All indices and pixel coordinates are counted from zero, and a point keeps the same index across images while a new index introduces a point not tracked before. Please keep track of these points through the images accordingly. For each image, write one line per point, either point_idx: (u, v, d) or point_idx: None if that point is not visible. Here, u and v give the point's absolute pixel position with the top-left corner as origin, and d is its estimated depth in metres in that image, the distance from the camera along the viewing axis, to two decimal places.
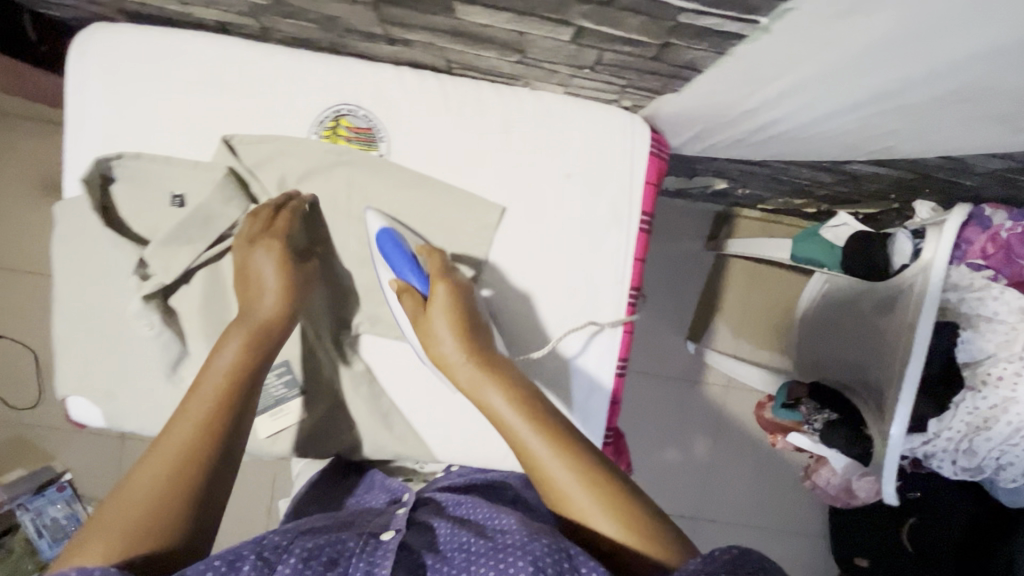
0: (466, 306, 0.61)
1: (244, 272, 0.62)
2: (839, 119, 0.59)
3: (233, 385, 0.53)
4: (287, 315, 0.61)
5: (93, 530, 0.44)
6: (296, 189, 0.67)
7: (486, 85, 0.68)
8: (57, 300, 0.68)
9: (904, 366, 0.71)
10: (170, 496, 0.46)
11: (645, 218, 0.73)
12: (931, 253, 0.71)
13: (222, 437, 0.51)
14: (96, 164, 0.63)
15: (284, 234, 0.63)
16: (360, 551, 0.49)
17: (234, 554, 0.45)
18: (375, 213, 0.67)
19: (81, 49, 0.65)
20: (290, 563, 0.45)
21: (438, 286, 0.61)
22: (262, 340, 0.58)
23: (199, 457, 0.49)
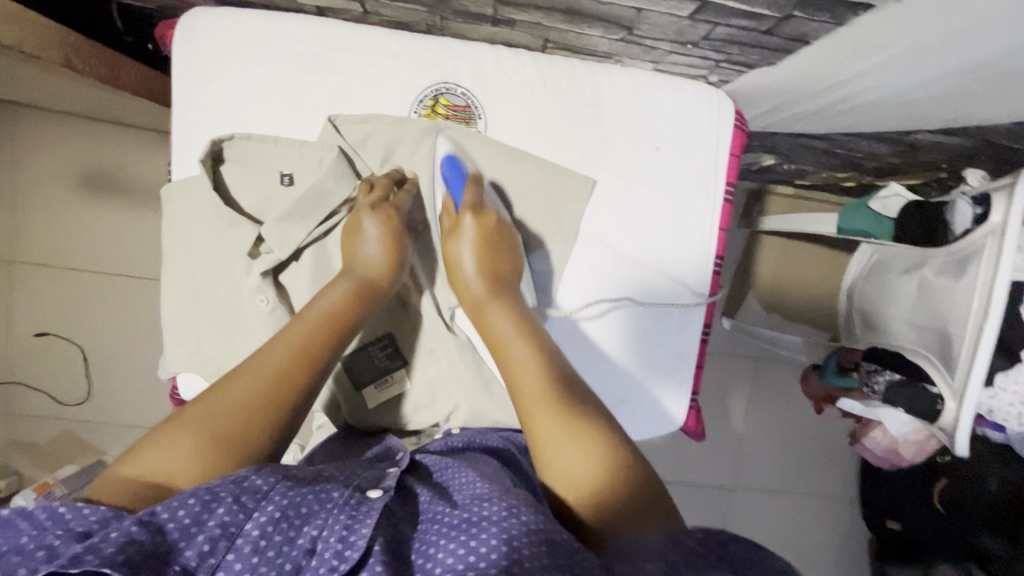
0: (488, 238, 0.64)
1: (352, 229, 0.64)
2: (929, 87, 0.62)
3: (331, 322, 0.56)
4: (389, 274, 0.63)
5: (182, 425, 0.45)
6: (400, 166, 0.70)
7: (579, 63, 0.71)
8: (169, 279, 0.69)
9: (981, 322, 0.75)
10: (259, 412, 0.47)
11: (729, 188, 0.75)
12: (1001, 215, 0.75)
13: (315, 374, 0.52)
14: (211, 144, 0.64)
15: (397, 209, 0.66)
16: (338, 505, 0.43)
17: (209, 494, 0.40)
18: (445, 137, 0.69)
19: (188, 33, 0.66)
20: (262, 516, 0.40)
21: (468, 216, 0.64)
22: (364, 294, 0.59)
23: (291, 386, 0.50)
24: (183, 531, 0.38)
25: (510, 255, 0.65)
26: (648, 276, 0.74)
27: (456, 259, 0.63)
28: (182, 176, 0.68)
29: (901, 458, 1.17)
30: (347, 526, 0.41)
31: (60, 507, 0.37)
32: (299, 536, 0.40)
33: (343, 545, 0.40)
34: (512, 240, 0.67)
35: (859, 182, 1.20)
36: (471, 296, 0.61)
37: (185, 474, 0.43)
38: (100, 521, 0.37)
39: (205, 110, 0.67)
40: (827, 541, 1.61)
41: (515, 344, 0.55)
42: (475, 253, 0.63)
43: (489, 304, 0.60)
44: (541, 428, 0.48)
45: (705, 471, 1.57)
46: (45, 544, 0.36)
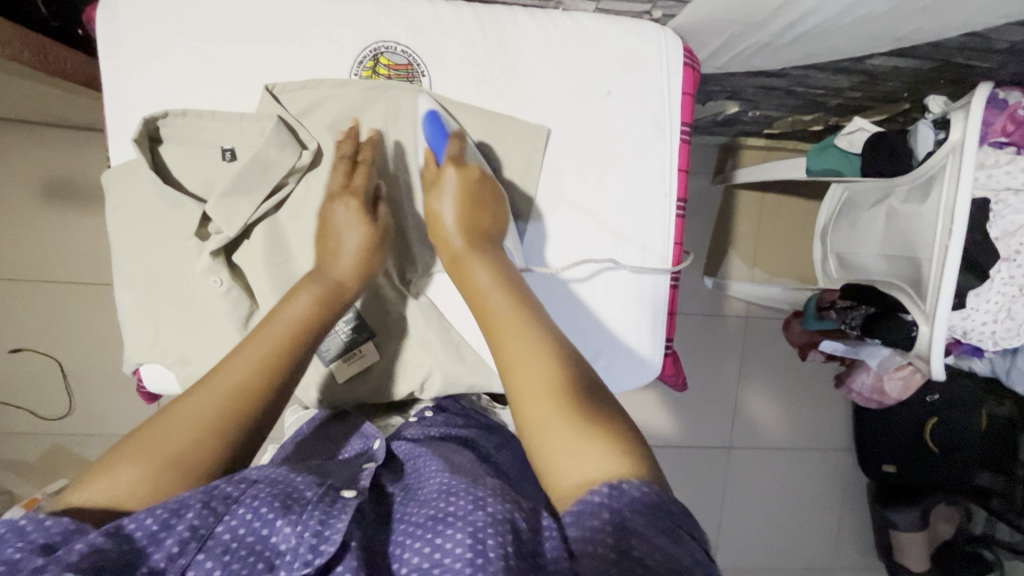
0: (474, 191, 0.63)
1: (324, 227, 0.63)
2: (872, 1, 0.61)
3: (299, 333, 0.53)
4: (359, 281, 0.61)
5: (133, 447, 0.42)
6: (378, 132, 0.67)
7: (519, 10, 0.69)
8: (120, 270, 0.68)
9: (946, 242, 0.75)
10: (215, 429, 0.45)
11: (685, 128, 0.74)
12: (960, 132, 0.74)
13: (276, 385, 0.49)
14: (144, 123, 0.62)
15: (359, 195, 0.64)
16: (314, 500, 0.42)
17: (177, 502, 0.39)
18: (427, 97, 0.67)
19: (109, 11, 0.63)
20: (239, 516, 0.39)
21: (449, 168, 0.63)
22: (332, 298, 0.58)
23: (249, 400, 0.47)
24: (150, 537, 0.37)
25: (493, 209, 0.64)
26: (613, 225, 0.73)
27: (436, 212, 0.63)
28: (120, 162, 0.66)
29: (886, 398, 1.16)
30: (322, 522, 0.40)
31: (19, 519, 0.36)
32: (275, 535, 0.39)
33: (317, 540, 0.39)
34: (498, 203, 0.64)
35: (825, 123, 1.19)
36: (451, 251, 0.61)
37: (137, 496, 0.41)
38: (67, 532, 0.37)
39: (134, 88, 0.64)
40: (826, 488, 1.62)
41: (489, 291, 0.55)
42: (454, 206, 0.62)
43: (466, 256, 0.59)
44: (510, 357, 0.48)
45: (701, 431, 1.57)
46: (6, 559, 0.34)
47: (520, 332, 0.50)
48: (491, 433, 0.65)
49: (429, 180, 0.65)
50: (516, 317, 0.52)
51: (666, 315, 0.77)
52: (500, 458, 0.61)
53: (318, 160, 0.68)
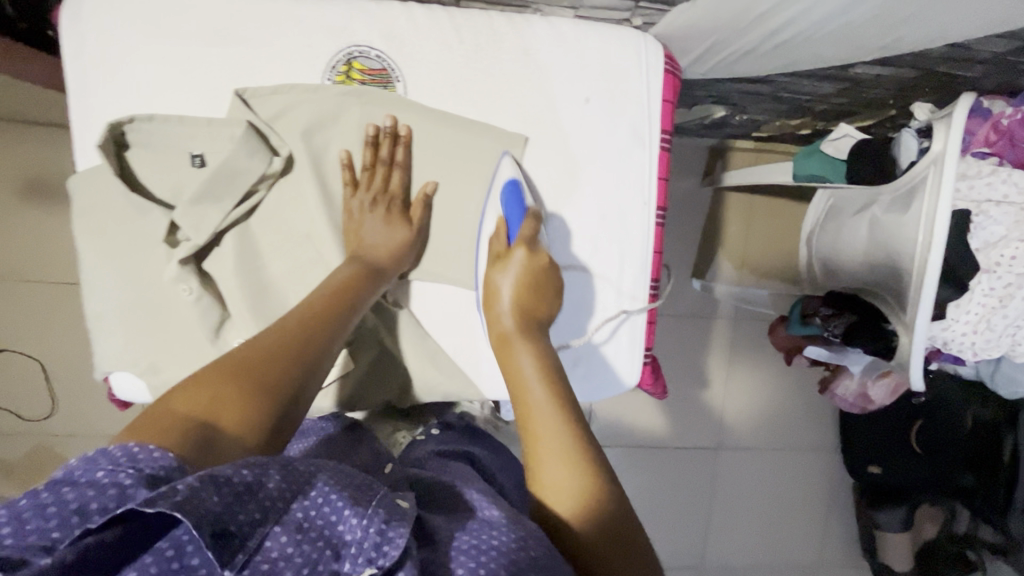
0: (541, 273, 0.61)
1: (352, 229, 0.66)
2: (852, 10, 0.60)
3: (344, 291, 0.58)
4: (398, 252, 0.66)
5: (217, 372, 0.43)
6: (394, 116, 0.67)
7: (496, 14, 0.67)
8: (87, 277, 0.66)
9: (925, 254, 0.74)
10: (288, 356, 0.48)
11: (665, 136, 0.73)
12: (942, 142, 0.74)
13: (334, 329, 0.54)
14: (109, 128, 0.61)
15: (394, 199, 0.67)
16: (381, 495, 0.38)
17: (263, 464, 0.35)
18: (510, 160, 0.68)
19: (72, 11, 0.62)
20: (312, 498, 0.35)
21: (520, 249, 0.61)
22: (375, 267, 0.63)
23: (315, 337, 0.51)
24: (250, 483, 0.33)
25: (552, 298, 0.61)
26: (591, 235, 0.72)
27: (496, 287, 0.60)
28: (86, 167, 0.64)
29: (870, 403, 1.17)
30: (387, 521, 0.35)
31: (135, 447, 0.35)
32: (342, 525, 0.35)
33: (382, 538, 0.35)
34: (556, 288, 0.61)
35: (813, 127, 1.19)
36: (499, 328, 0.57)
37: (232, 411, 0.41)
38: (170, 470, 0.34)
39: (101, 92, 0.63)
40: (812, 489, 1.63)
41: (524, 356, 0.53)
42: (515, 289, 0.59)
43: (517, 338, 0.55)
44: (541, 423, 0.46)
45: (687, 432, 1.57)
46: (117, 482, 0.32)
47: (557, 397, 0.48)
48: (495, 456, 0.69)
49: (495, 254, 0.63)
50: (554, 382, 0.50)
51: (646, 325, 0.76)
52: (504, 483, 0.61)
53: (289, 167, 0.67)
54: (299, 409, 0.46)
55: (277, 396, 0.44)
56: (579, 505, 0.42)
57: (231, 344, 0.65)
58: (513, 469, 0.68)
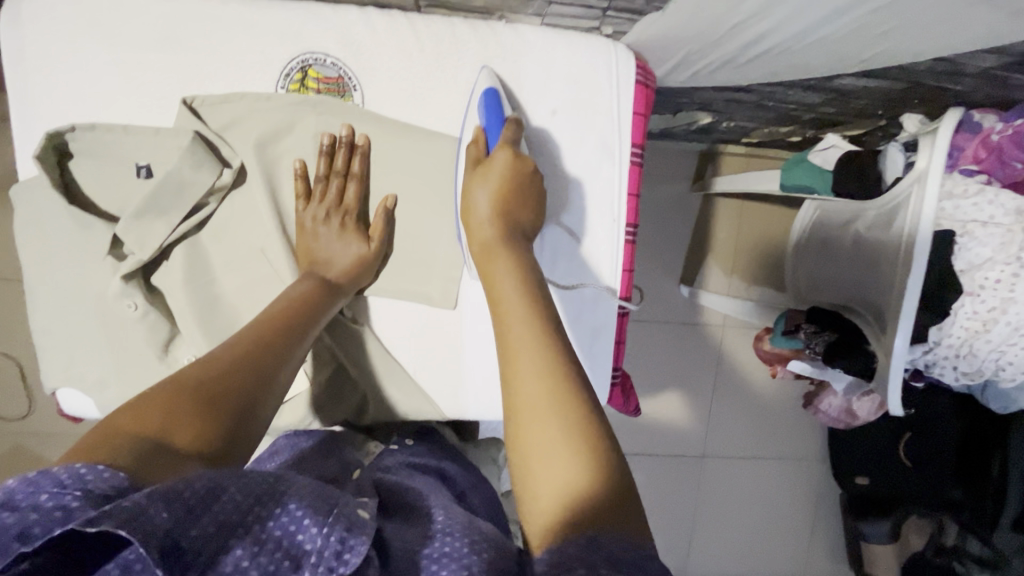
0: (518, 177, 0.58)
1: (305, 249, 0.64)
2: (830, 24, 0.57)
3: (302, 305, 0.56)
4: (360, 267, 0.64)
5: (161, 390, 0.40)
6: (351, 127, 0.64)
7: (459, 21, 0.64)
8: (31, 290, 0.64)
9: (905, 276, 0.72)
10: (240, 373, 0.45)
11: (636, 150, 0.70)
12: (926, 160, 0.71)
13: (292, 339, 0.52)
14: (49, 138, 0.58)
15: (351, 211, 0.65)
16: (343, 506, 0.36)
17: (214, 480, 0.32)
18: (488, 73, 0.64)
19: (11, 15, 0.59)
20: (278, 515, 0.33)
21: (502, 152, 0.59)
22: (335, 286, 0.61)
23: (270, 347, 0.49)
24: (202, 497, 0.31)
25: (534, 203, 0.59)
26: (556, 253, 0.69)
27: (471, 203, 0.57)
28: (29, 177, 0.62)
29: (855, 418, 1.14)
30: (347, 528, 0.34)
31: (82, 467, 0.31)
32: (301, 535, 0.33)
33: (343, 546, 0.33)
34: (536, 195, 0.60)
35: (803, 135, 1.15)
36: (481, 236, 0.55)
37: (181, 425, 0.38)
38: (121, 488, 0.31)
39: (45, 99, 0.60)
40: (797, 499, 1.61)
41: (512, 294, 0.47)
42: (492, 197, 0.56)
43: (497, 246, 0.54)
44: (522, 373, 0.42)
45: (672, 441, 1.55)
46: (63, 504, 0.29)
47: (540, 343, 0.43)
48: (467, 472, 0.64)
49: (473, 159, 0.60)
50: (540, 323, 0.45)
51: (613, 345, 0.73)
52: (474, 498, 0.59)
53: (240, 179, 0.64)
54: (257, 420, 0.43)
55: (230, 407, 0.42)
56: (563, 498, 0.36)
57: (179, 362, 0.63)
58: (485, 484, 0.65)
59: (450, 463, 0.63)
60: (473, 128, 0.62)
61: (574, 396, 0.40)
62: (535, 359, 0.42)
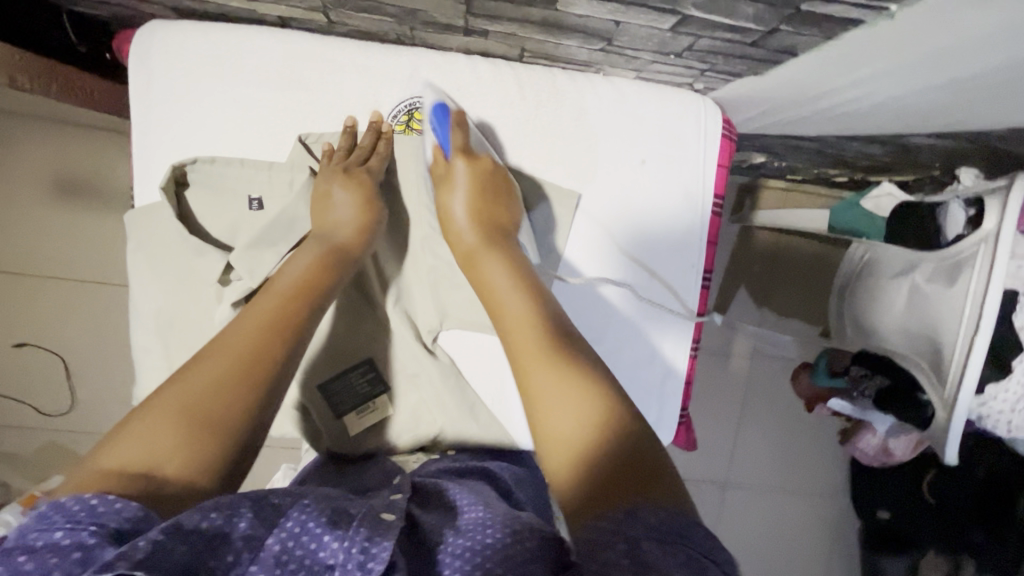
0: (487, 189, 0.63)
1: (322, 194, 0.61)
2: (922, 97, 0.60)
3: (301, 290, 0.53)
4: (364, 242, 0.61)
5: (155, 407, 0.41)
6: (379, 112, 0.65)
7: (559, 71, 0.68)
8: (134, 307, 0.66)
9: (970, 333, 0.74)
10: (234, 388, 0.44)
11: (717, 201, 0.73)
12: (996, 221, 0.73)
13: (293, 335, 0.49)
14: (171, 170, 0.61)
15: (370, 176, 0.63)
16: (361, 518, 0.39)
17: (231, 507, 0.36)
18: (432, 88, 0.64)
19: (143, 49, 0.62)
20: (287, 528, 0.37)
21: (459, 161, 0.62)
22: (335, 263, 0.57)
23: (272, 342, 0.48)
24: (218, 529, 0.34)
25: (505, 200, 0.64)
26: (637, 295, 0.71)
27: (448, 210, 0.63)
28: (145, 201, 0.65)
29: (891, 457, 1.16)
30: (368, 538, 0.37)
31: (93, 499, 0.34)
32: (323, 552, 0.36)
33: (366, 555, 0.36)
34: (507, 192, 0.64)
35: (850, 178, 1.18)
36: (464, 246, 0.61)
37: (172, 455, 0.39)
38: (136, 522, 0.34)
39: (167, 130, 0.64)
40: (819, 533, 1.61)
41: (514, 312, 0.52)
42: (471, 203, 0.62)
43: (482, 253, 0.60)
44: (529, 363, 0.48)
45: (698, 466, 1.56)
46: (80, 543, 0.31)
47: (538, 343, 0.49)
48: (517, 469, 0.68)
49: (440, 175, 0.64)
50: (530, 305, 0.53)
51: (682, 386, 0.75)
52: (521, 492, 0.62)
53: None
54: (255, 440, 0.43)
55: (225, 434, 0.41)
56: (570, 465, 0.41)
57: None
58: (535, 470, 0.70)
59: (503, 468, 0.66)
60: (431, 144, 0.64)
61: (574, 364, 0.47)
62: (530, 337, 0.50)
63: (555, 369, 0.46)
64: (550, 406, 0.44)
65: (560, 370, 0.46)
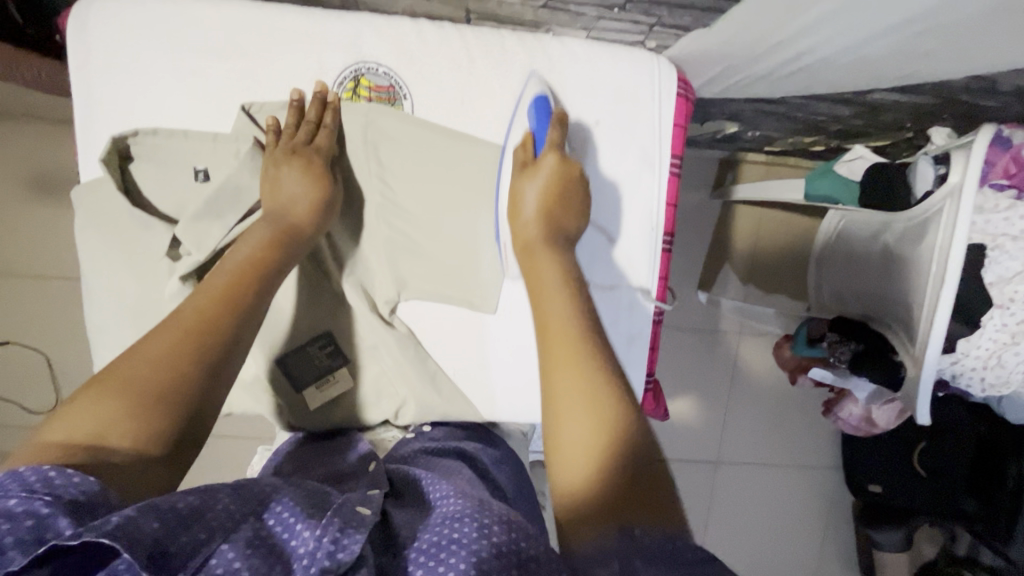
0: (565, 185, 0.59)
1: (272, 181, 0.60)
2: (872, 42, 0.59)
3: (252, 271, 0.52)
4: (316, 222, 0.60)
5: (101, 382, 0.40)
6: (324, 82, 0.64)
7: (507, 33, 0.67)
8: (87, 287, 0.66)
9: (934, 288, 0.73)
10: (183, 362, 0.43)
11: (675, 161, 0.71)
12: (959, 176, 0.72)
13: (243, 311, 0.49)
14: (114, 142, 0.61)
15: (320, 153, 0.62)
16: (336, 508, 0.39)
17: (206, 494, 0.36)
18: (536, 79, 0.65)
19: (81, 23, 0.61)
20: (266, 519, 0.37)
21: (551, 155, 0.60)
22: (287, 243, 0.56)
23: (223, 319, 0.47)
24: (192, 510, 0.34)
25: (578, 211, 0.60)
26: (598, 257, 0.71)
27: (519, 194, 0.59)
28: (91, 178, 0.64)
29: (875, 427, 1.16)
30: (341, 528, 0.36)
31: (51, 471, 0.33)
32: (294, 541, 0.36)
33: (336, 546, 0.35)
34: (582, 204, 0.60)
35: (827, 145, 1.16)
36: (525, 236, 0.57)
37: (120, 427, 0.39)
38: (93, 494, 0.33)
39: (110, 106, 0.63)
40: (812, 509, 1.60)
41: (564, 308, 0.49)
42: (542, 195, 0.58)
43: (542, 249, 0.55)
44: (563, 355, 0.45)
45: (688, 445, 1.55)
46: (34, 511, 0.31)
47: (582, 338, 0.47)
48: (492, 449, 0.68)
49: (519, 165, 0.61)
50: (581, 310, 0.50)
51: (647, 351, 0.74)
52: (497, 474, 0.62)
53: None
54: (207, 414, 0.43)
55: (176, 406, 0.41)
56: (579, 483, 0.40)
57: None
58: (511, 459, 0.69)
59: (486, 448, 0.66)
60: (522, 130, 0.63)
61: (613, 390, 0.44)
62: (572, 354, 0.45)
63: (598, 391, 0.44)
64: (574, 417, 0.43)
65: (601, 389, 0.44)
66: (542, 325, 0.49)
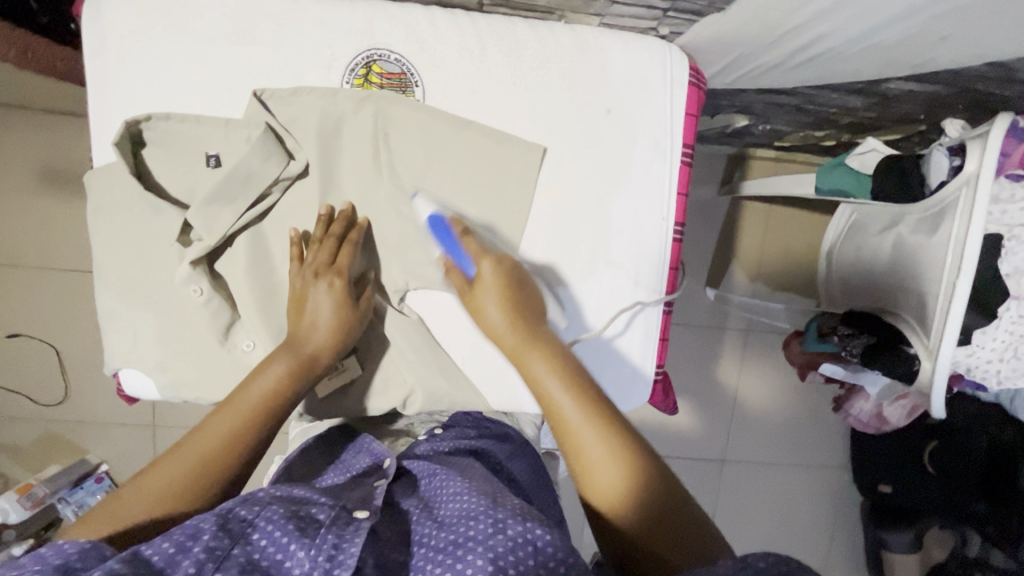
0: (512, 279, 0.61)
1: (300, 301, 0.61)
2: (886, 28, 0.59)
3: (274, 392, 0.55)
4: (340, 342, 0.61)
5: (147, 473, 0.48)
6: (351, 205, 0.67)
7: (519, 20, 0.66)
8: (98, 273, 0.66)
9: (950, 277, 0.72)
10: (211, 468, 0.49)
11: (686, 150, 0.71)
12: (976, 163, 0.71)
13: (267, 426, 0.54)
14: (126, 126, 0.61)
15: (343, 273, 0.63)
16: (328, 523, 0.42)
17: (192, 528, 0.39)
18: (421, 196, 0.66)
19: (95, 8, 0.62)
20: (256, 539, 0.39)
21: (485, 263, 0.61)
22: (307, 369, 0.58)
23: (249, 430, 0.52)
24: (170, 559, 0.37)
25: (530, 292, 0.61)
26: (609, 246, 0.70)
27: (481, 309, 0.60)
28: (103, 163, 0.64)
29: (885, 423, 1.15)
30: (335, 545, 0.40)
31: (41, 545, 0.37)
32: (288, 561, 0.39)
33: (332, 563, 0.38)
34: (530, 288, 0.62)
35: (837, 139, 1.15)
36: (505, 348, 0.58)
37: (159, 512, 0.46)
38: (80, 553, 0.37)
39: (122, 91, 0.63)
40: (820, 508, 1.59)
41: (557, 392, 0.52)
42: (499, 306, 0.59)
43: (524, 350, 0.56)
44: (568, 427, 0.50)
45: (696, 443, 1.54)
46: None
47: (580, 408, 0.51)
48: (507, 440, 0.66)
49: (465, 286, 0.62)
50: (569, 377, 0.53)
51: (657, 342, 0.74)
52: (514, 466, 0.62)
53: (307, 171, 0.66)
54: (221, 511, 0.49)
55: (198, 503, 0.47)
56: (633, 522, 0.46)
57: (240, 346, 0.65)
58: (528, 449, 0.67)
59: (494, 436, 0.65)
60: (437, 256, 0.65)
61: (619, 435, 0.49)
62: (578, 421, 0.50)
63: (611, 442, 0.49)
64: (601, 476, 0.48)
65: (609, 436, 0.49)
66: (547, 411, 0.52)
